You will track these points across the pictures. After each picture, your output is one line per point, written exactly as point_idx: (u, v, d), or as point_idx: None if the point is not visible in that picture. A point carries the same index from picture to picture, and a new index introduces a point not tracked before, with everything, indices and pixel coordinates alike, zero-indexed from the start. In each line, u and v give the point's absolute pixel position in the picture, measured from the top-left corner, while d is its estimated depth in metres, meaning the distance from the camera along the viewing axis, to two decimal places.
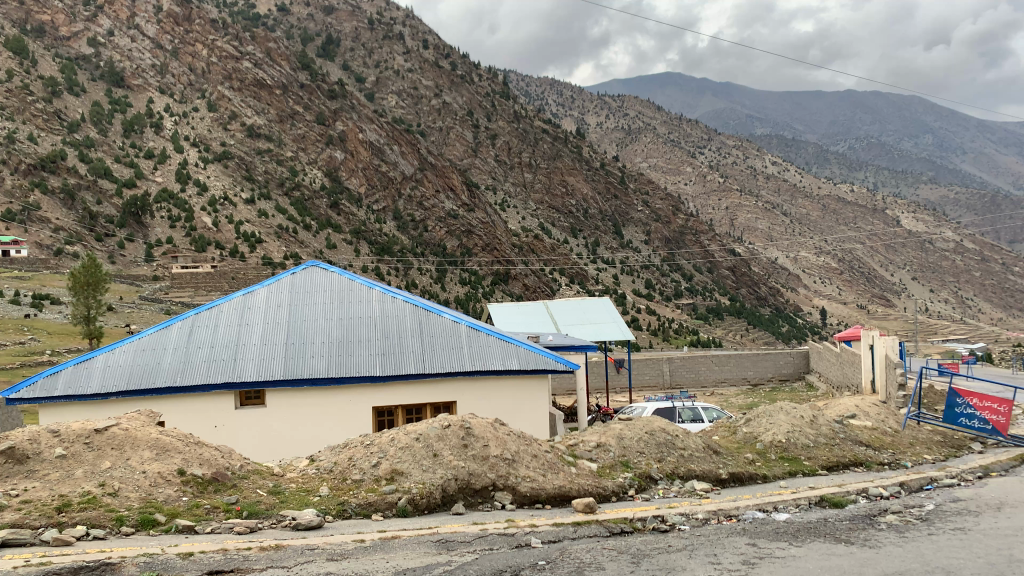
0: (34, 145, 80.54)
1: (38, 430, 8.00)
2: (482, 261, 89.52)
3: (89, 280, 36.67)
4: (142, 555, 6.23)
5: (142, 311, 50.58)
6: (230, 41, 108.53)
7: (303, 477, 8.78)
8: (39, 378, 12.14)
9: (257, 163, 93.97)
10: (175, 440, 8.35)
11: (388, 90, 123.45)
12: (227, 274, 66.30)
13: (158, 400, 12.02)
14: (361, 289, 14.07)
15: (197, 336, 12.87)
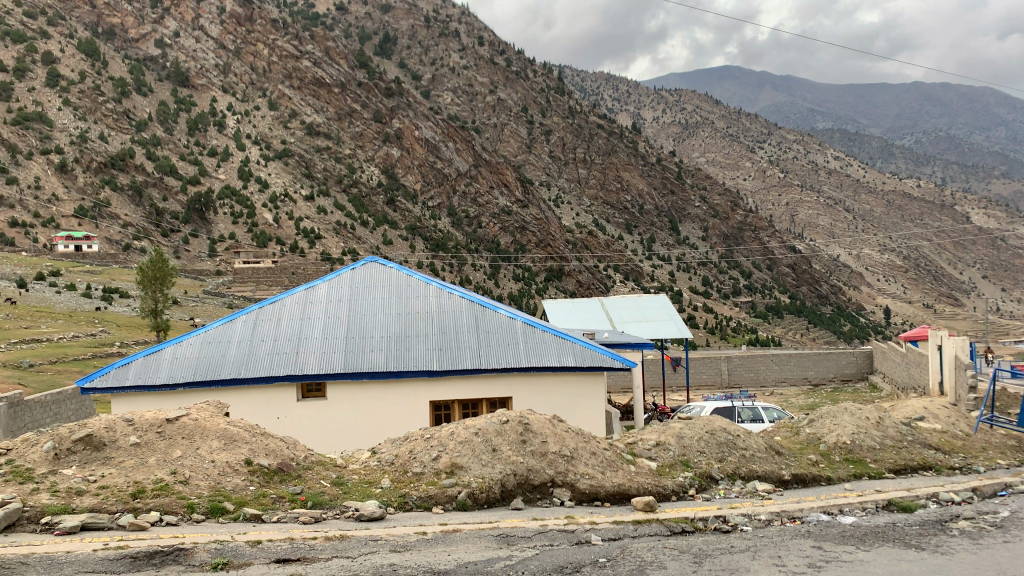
0: (105, 143, 83.56)
1: (113, 419, 8.29)
2: (535, 257, 89.67)
3: (157, 274, 37.85)
4: (214, 541, 6.41)
5: (205, 304, 52.14)
6: (290, 41, 110.75)
7: (365, 469, 8.95)
8: (111, 369, 12.60)
9: (316, 160, 95.89)
10: (243, 431, 8.58)
11: (443, 87, 124.49)
12: (287, 270, 67.83)
13: (223, 391, 12.36)
14: (418, 284, 14.18)
15: (260, 330, 13.17)
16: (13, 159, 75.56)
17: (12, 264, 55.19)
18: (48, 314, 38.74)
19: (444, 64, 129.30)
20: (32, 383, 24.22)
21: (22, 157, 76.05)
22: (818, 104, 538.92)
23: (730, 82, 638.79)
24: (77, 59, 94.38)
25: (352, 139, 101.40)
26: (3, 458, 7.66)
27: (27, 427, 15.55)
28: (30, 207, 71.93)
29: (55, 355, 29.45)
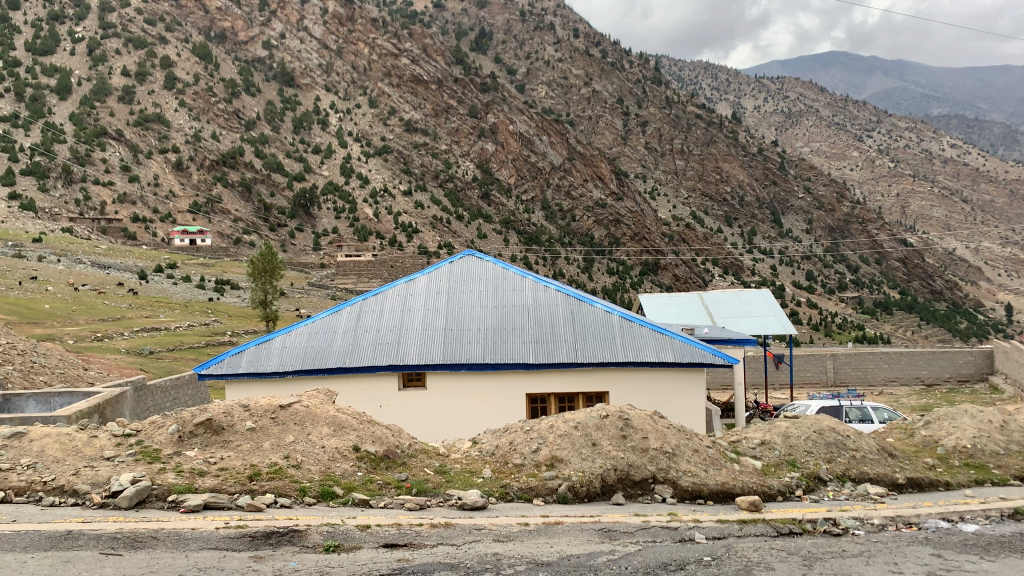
0: (217, 142, 88.50)
1: (231, 405, 8.70)
2: (631, 250, 89.20)
3: (266, 267, 39.41)
4: (325, 524, 6.63)
5: (310, 296, 54.30)
6: (390, 40, 113.68)
7: (467, 459, 9.10)
8: (226, 356, 13.21)
9: (413, 156, 98.19)
10: (351, 418, 8.87)
11: (539, 81, 125.05)
12: (387, 263, 69.84)
13: (330, 379, 12.77)
14: (514, 278, 14.27)
15: (364, 321, 13.56)
16: (135, 158, 80.41)
17: (134, 256, 58.74)
18: (167, 304, 41.10)
19: (539, 58, 129.72)
20: (152, 368, 25.83)
21: (143, 155, 80.89)
22: (932, 89, 510.78)
23: (837, 69, 613.31)
24: (192, 62, 99.71)
25: (449, 135, 103.26)
26: (133, 439, 8.13)
27: (151, 411, 16.57)
28: (149, 203, 76.38)
29: (172, 343, 31.18)
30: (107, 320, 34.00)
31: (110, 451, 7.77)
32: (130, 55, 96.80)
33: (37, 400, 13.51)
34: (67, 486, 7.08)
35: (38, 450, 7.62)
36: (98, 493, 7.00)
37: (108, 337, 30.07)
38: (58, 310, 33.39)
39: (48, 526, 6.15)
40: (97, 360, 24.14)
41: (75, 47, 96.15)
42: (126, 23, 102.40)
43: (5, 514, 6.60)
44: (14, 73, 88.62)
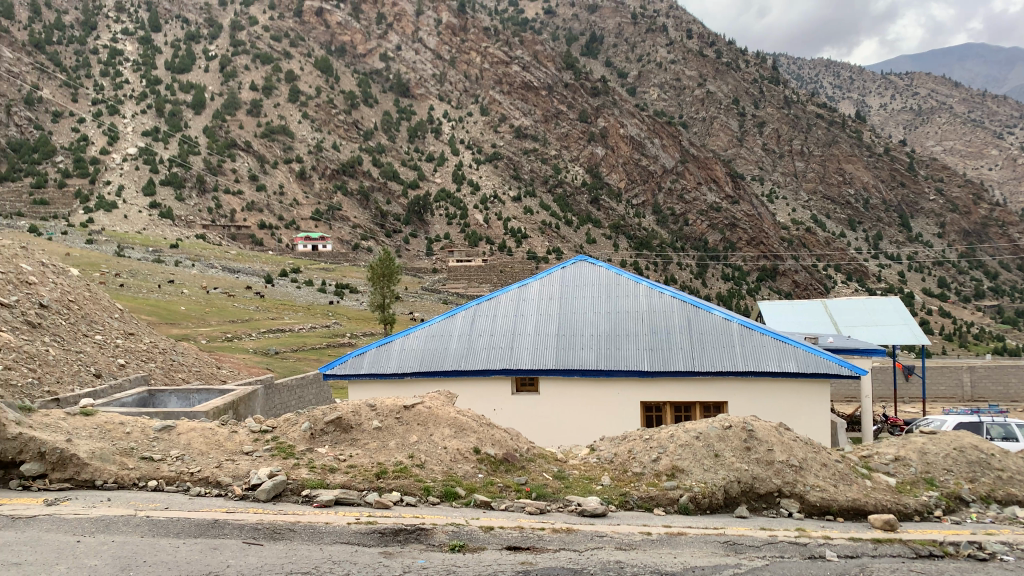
0: (337, 152, 94.15)
1: (358, 404, 9.05)
2: (747, 256, 87.86)
3: (385, 272, 40.35)
4: (450, 524, 6.77)
5: (423, 300, 55.82)
6: (501, 47, 115.45)
7: (585, 465, 9.10)
8: (350, 356, 13.69)
9: (524, 162, 99.57)
10: (471, 420, 9.01)
11: (650, 84, 124.31)
12: (497, 269, 70.94)
13: (447, 381, 12.98)
14: (628, 284, 13.93)
15: (479, 326, 13.72)
16: (262, 168, 86.47)
17: (262, 261, 62.14)
18: (291, 308, 43.00)
19: (650, 61, 128.92)
20: (278, 367, 27.29)
21: (269, 166, 87.06)
22: None
23: (972, 63, 575.95)
24: (314, 75, 104.83)
25: (559, 140, 104.09)
26: (269, 435, 8.61)
27: (279, 409, 17.42)
28: (275, 211, 81.22)
29: (297, 344, 32.85)
30: (237, 321, 36.00)
31: (249, 446, 8.25)
32: (258, 71, 102.71)
33: (178, 396, 14.52)
34: (211, 478, 7.50)
35: (185, 443, 8.16)
36: (239, 485, 7.40)
37: (237, 338, 31.90)
38: (193, 311, 35.76)
39: (197, 515, 6.55)
40: (228, 359, 25.67)
41: (209, 64, 102.72)
42: (254, 40, 108.76)
43: (156, 500, 7.06)
44: (155, 91, 95.56)
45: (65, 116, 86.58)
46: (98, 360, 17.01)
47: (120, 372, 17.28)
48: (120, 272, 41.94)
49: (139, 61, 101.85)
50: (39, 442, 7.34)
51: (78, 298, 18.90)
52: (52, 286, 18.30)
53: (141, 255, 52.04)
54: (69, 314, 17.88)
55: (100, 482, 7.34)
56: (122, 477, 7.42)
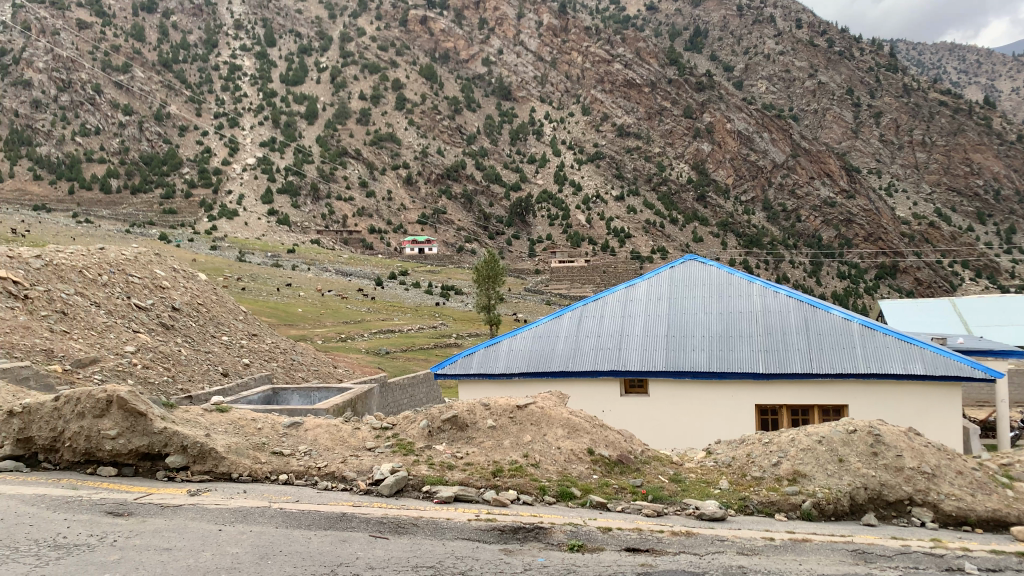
0: (442, 157, 96.43)
1: (473, 403, 9.22)
2: (864, 253, 84.58)
3: (490, 273, 40.17)
4: (568, 524, 6.80)
5: (526, 301, 56.39)
6: (603, 47, 115.11)
7: (702, 468, 8.95)
8: (458, 357, 13.62)
9: (627, 161, 98.98)
10: (584, 421, 9.02)
11: (758, 76, 121.00)
12: (599, 270, 70.59)
13: (555, 383, 12.72)
14: (740, 283, 13.36)
15: (586, 327, 13.41)
16: (371, 174, 89.82)
17: (372, 264, 64.23)
18: (400, 309, 44.41)
19: (756, 53, 125.27)
20: (389, 367, 28.12)
21: (378, 173, 90.32)
22: None
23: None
24: (419, 83, 107.66)
25: (663, 138, 103.04)
26: (389, 432, 8.91)
27: (394, 408, 17.95)
28: (384, 215, 84.15)
29: (406, 344, 33.79)
30: (350, 322, 37.42)
31: (371, 443, 8.58)
32: (366, 81, 106.58)
33: (300, 394, 15.16)
34: (337, 472, 7.85)
35: (312, 439, 8.57)
36: (363, 480, 7.70)
37: (350, 338, 33.19)
38: (309, 313, 37.38)
39: (326, 508, 6.87)
40: (342, 359, 26.73)
41: (320, 77, 107.45)
42: (362, 51, 112.82)
43: (288, 493, 7.42)
44: (271, 103, 100.76)
45: (190, 129, 92.43)
46: (225, 358, 18.03)
47: (246, 371, 18.18)
48: (241, 276, 44.39)
49: (256, 75, 107.46)
50: (182, 436, 7.83)
51: (207, 302, 20.16)
52: (182, 289, 19.61)
53: (260, 260, 54.80)
54: (199, 316, 19.08)
55: (236, 475, 7.74)
56: (255, 470, 7.84)
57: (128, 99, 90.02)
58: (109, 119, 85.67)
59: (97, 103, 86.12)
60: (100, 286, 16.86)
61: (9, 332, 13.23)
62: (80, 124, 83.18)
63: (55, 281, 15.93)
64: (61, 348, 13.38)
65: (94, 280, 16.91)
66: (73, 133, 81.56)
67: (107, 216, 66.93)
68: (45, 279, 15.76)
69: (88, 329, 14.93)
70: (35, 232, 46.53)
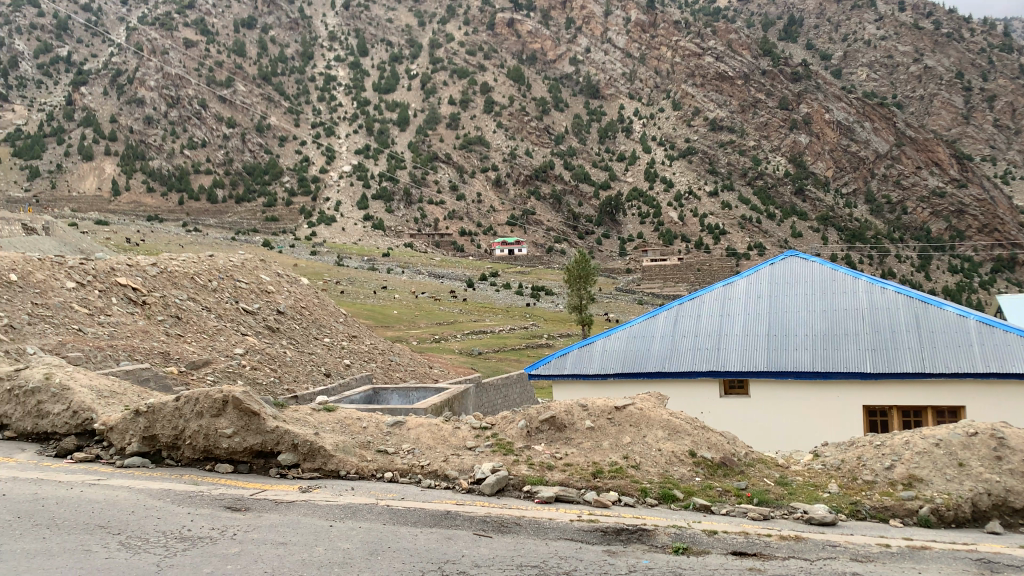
0: (530, 158, 96.74)
1: (571, 403, 9.21)
2: (978, 246, 81.27)
3: (582, 273, 39.91)
4: (673, 527, 6.75)
5: (618, 301, 56.03)
6: (693, 40, 112.89)
7: (810, 472, 8.67)
8: (552, 357, 13.63)
9: (720, 155, 96.87)
10: (685, 422, 8.89)
11: (858, 64, 116.12)
12: (693, 267, 69.31)
13: (652, 384, 12.55)
14: (845, 279, 12.85)
15: (683, 326, 13.16)
16: (461, 178, 91.55)
17: (463, 266, 65.07)
18: (491, 310, 44.85)
19: (856, 40, 120.24)
20: (482, 367, 28.40)
21: (468, 176, 92.05)
22: None
23: None
24: (507, 85, 108.32)
25: (758, 131, 100.49)
26: (488, 431, 9.02)
27: (489, 408, 18.15)
28: (474, 218, 85.34)
29: (498, 345, 34.02)
30: (443, 323, 38.00)
31: (471, 442, 8.71)
32: (455, 86, 108.17)
33: (399, 394, 15.50)
34: (439, 471, 8.00)
35: (415, 437, 8.79)
36: (464, 480, 7.81)
37: (444, 339, 33.74)
38: (404, 315, 38.15)
39: (431, 506, 7.04)
40: (437, 359, 27.27)
41: (411, 83, 110.05)
42: (451, 57, 114.64)
43: (393, 490, 7.64)
44: (365, 111, 104.07)
45: (289, 140, 96.56)
46: (328, 360, 18.63)
47: (347, 372, 18.77)
48: (340, 279, 45.84)
49: (350, 85, 111.00)
50: (293, 434, 8.16)
51: (309, 305, 20.90)
52: (287, 294, 20.42)
53: (357, 263, 56.47)
54: (302, 319, 19.78)
55: (344, 472, 8.02)
56: (362, 467, 8.09)
57: (231, 112, 94.46)
58: (214, 132, 90.25)
59: (203, 117, 90.82)
60: (210, 291, 17.76)
61: (130, 336, 14.22)
62: (188, 138, 87.94)
63: (169, 288, 16.91)
64: (177, 350, 14.20)
65: (205, 285, 17.83)
66: (182, 147, 86.31)
67: (215, 224, 70.39)
68: (161, 285, 16.76)
69: (200, 333, 15.78)
70: (150, 241, 49.58)
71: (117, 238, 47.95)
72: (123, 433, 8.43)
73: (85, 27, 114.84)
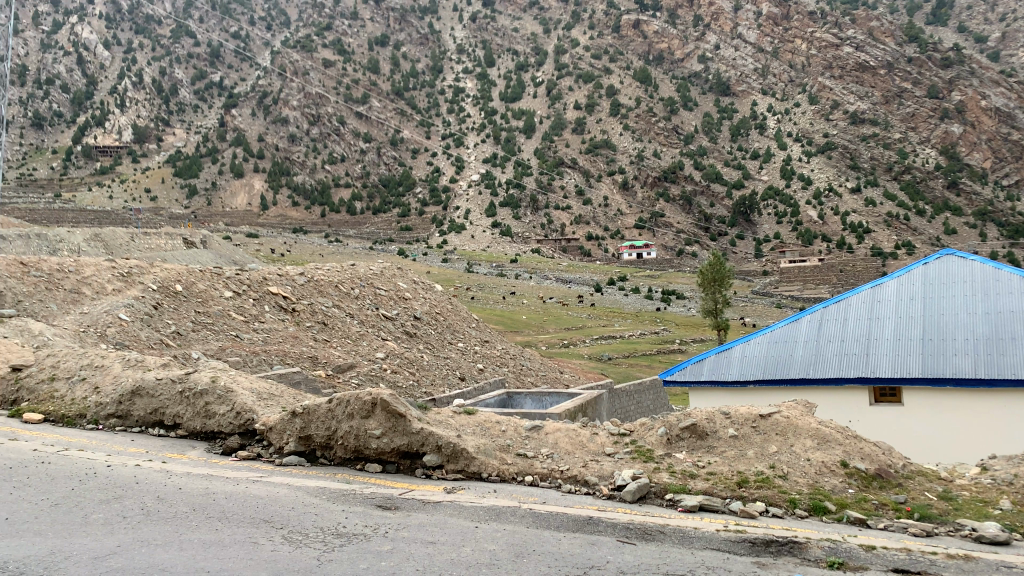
0: (659, 159, 95.13)
1: (712, 411, 9.02)
2: None
3: (716, 276, 38.82)
4: (826, 540, 6.47)
5: (754, 304, 54.35)
6: (830, 30, 107.66)
7: (977, 486, 8.06)
8: (688, 363, 13.38)
9: (862, 150, 92.33)
10: (835, 432, 8.49)
11: (1020, 44, 107.11)
12: (835, 268, 66.17)
13: (797, 391, 12.06)
14: (1011, 280, 11.84)
15: (828, 330, 12.56)
16: (588, 182, 92.00)
17: (591, 271, 64.90)
18: (620, 314, 44.63)
19: (1016, 19, 111.18)
20: (612, 373, 28.24)
21: (595, 180, 92.38)
22: None
23: None
24: (634, 87, 106.79)
25: (904, 122, 96.14)
26: (628, 438, 8.99)
27: (622, 414, 18.00)
28: (602, 222, 85.52)
29: (628, 350, 33.68)
30: (571, 329, 38.06)
31: (611, 448, 8.70)
32: (581, 90, 108.21)
33: (533, 398, 15.58)
34: (579, 477, 8.04)
35: (553, 442, 8.86)
36: (605, 485, 7.81)
37: (573, 344, 33.78)
38: (532, 320, 38.47)
39: (573, 512, 7.09)
40: (567, 364, 27.40)
41: (537, 90, 111.49)
42: (577, 62, 114.83)
43: (535, 494, 7.72)
44: (492, 121, 106.33)
45: (421, 152, 100.03)
46: (462, 364, 19.07)
47: (481, 376, 19.12)
48: (470, 285, 46.97)
49: (478, 95, 113.43)
50: (437, 436, 8.42)
51: (444, 311, 21.48)
52: (422, 300, 21.11)
53: (487, 270, 57.71)
54: (437, 325, 20.34)
55: (485, 474, 8.20)
56: (503, 471, 8.26)
57: (367, 127, 98.91)
58: (352, 147, 95.00)
59: (342, 133, 95.74)
60: (353, 298, 18.63)
61: (282, 341, 15.17)
62: (328, 153, 93.00)
63: (316, 295, 17.90)
64: (325, 355, 15.04)
65: (348, 293, 18.73)
66: (323, 162, 91.37)
67: (353, 234, 73.63)
68: (308, 293, 17.76)
69: (344, 338, 16.61)
70: (294, 251, 52.65)
71: (265, 250, 51.16)
72: (281, 433, 8.96)
73: (235, 53, 123.35)
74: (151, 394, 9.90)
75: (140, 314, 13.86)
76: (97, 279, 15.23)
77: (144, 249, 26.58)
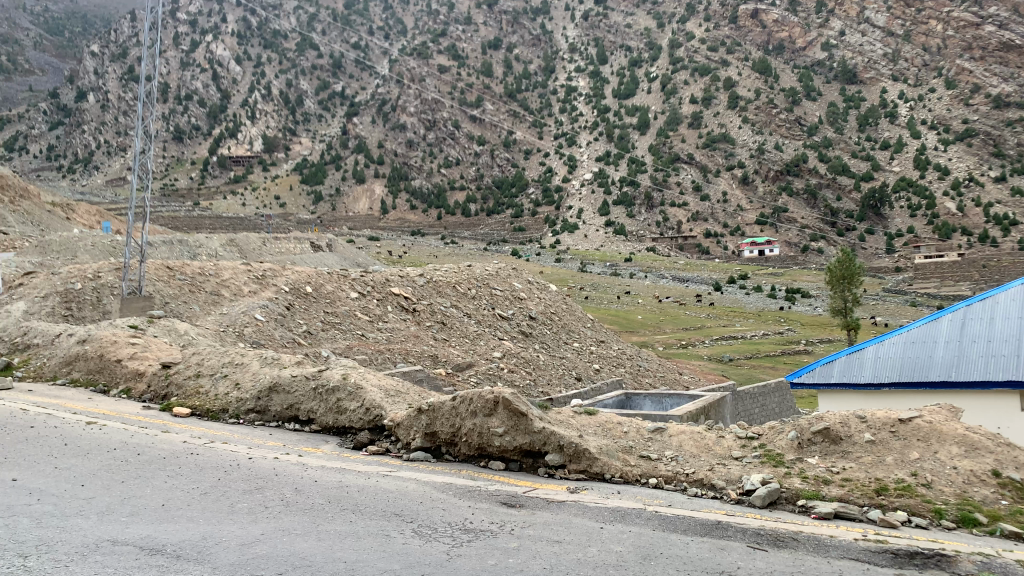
0: (780, 152, 90.76)
1: (846, 414, 8.61)
2: None
3: (845, 273, 36.94)
4: (978, 554, 6.06)
5: (886, 303, 51.56)
6: (969, 9, 102.49)
7: None
8: (817, 365, 12.86)
9: (1007, 135, 87.61)
10: (985, 438, 7.92)
11: None
12: (977, 263, 62.17)
13: (937, 394, 11.34)
14: None
15: (972, 329, 11.67)
16: (705, 177, 89.58)
17: (709, 269, 63.15)
18: (741, 314, 43.33)
19: None
20: (734, 375, 27.49)
21: (712, 175, 89.57)
22: None
23: None
24: (752, 78, 102.99)
25: None
26: (756, 441, 8.71)
27: (744, 417, 17.47)
28: (720, 218, 83.23)
29: (750, 351, 32.68)
30: (690, 329, 37.19)
31: (738, 452, 8.49)
32: (697, 84, 105.26)
33: (651, 400, 15.35)
34: (706, 480, 7.86)
35: (677, 445, 8.74)
36: (733, 490, 7.62)
37: (691, 345, 33.06)
38: (649, 320, 38.01)
39: (700, 515, 6.96)
40: (686, 365, 26.83)
41: (651, 86, 109.63)
42: (692, 55, 111.84)
43: (660, 497, 7.62)
44: (605, 118, 105.65)
45: (534, 152, 100.14)
46: (578, 364, 19.04)
47: (597, 375, 19.05)
48: (584, 285, 46.78)
49: (591, 94, 113.19)
50: (559, 435, 8.45)
51: (559, 311, 21.51)
52: (537, 300, 21.25)
53: (601, 269, 57.53)
54: (552, 324, 20.43)
55: (608, 475, 8.16)
56: (626, 471, 8.20)
57: (481, 130, 100.43)
58: (466, 150, 97.82)
59: (457, 137, 98.78)
60: (470, 298, 18.98)
61: (404, 340, 15.64)
62: (444, 157, 97.06)
63: (435, 296, 18.34)
64: (444, 354, 15.43)
65: (465, 293, 19.09)
66: (439, 166, 95.35)
67: (469, 236, 74.86)
68: (428, 293, 18.24)
69: (463, 337, 16.99)
70: (412, 253, 54.29)
71: (383, 252, 52.55)
72: (408, 429, 9.24)
73: (356, 63, 128.42)
74: (287, 391, 10.47)
75: (274, 314, 14.72)
76: (234, 282, 16.18)
77: (275, 253, 28.09)
